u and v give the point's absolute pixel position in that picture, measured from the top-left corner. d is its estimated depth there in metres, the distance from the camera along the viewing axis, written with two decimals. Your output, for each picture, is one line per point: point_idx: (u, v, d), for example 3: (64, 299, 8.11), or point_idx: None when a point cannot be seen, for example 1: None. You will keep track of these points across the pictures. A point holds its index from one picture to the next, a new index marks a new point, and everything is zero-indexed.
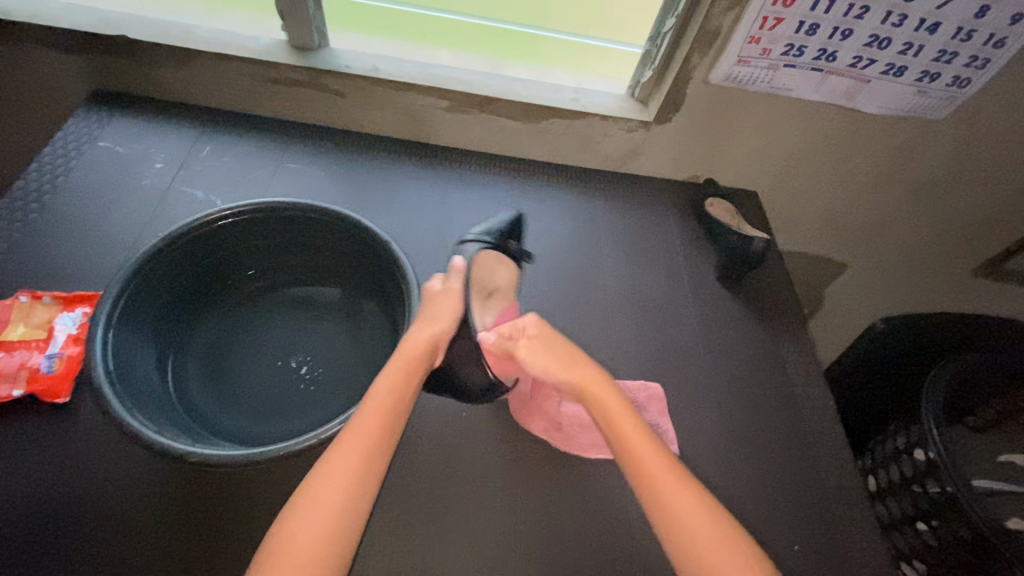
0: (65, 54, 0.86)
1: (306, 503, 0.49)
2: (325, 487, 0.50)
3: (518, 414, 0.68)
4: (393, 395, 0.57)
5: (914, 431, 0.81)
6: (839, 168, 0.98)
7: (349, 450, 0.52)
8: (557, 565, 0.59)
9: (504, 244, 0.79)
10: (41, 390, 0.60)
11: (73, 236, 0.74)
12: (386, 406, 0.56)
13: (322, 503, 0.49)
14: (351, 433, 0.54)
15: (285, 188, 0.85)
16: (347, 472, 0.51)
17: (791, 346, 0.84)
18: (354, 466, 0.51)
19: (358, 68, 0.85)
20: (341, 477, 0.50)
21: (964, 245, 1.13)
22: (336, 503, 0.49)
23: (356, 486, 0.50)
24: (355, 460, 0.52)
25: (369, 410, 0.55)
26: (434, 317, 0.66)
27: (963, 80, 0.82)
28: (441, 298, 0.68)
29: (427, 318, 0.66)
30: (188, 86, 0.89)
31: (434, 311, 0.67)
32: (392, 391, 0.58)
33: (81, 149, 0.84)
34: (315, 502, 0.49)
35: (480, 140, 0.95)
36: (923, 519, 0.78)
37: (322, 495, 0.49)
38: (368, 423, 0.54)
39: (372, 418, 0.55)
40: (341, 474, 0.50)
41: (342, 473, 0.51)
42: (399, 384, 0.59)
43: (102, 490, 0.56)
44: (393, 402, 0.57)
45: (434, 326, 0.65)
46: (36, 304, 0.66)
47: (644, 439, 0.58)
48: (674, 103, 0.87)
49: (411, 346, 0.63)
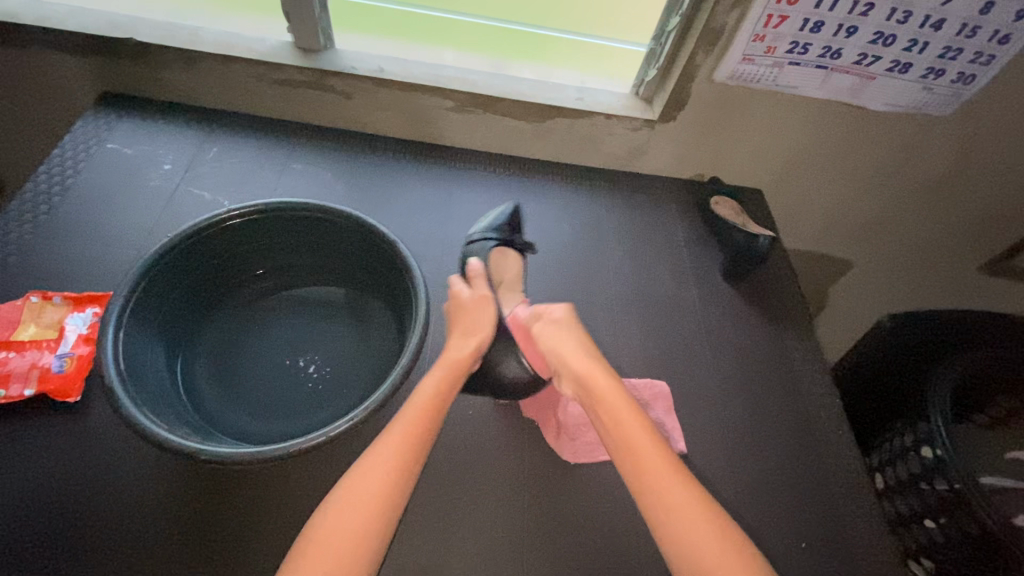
0: (72, 57, 0.87)
1: (348, 492, 0.51)
2: (367, 478, 0.52)
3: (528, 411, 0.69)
4: (437, 394, 0.60)
5: (921, 428, 0.81)
6: (844, 166, 0.98)
7: (392, 444, 0.54)
8: (566, 562, 0.60)
9: (509, 238, 0.80)
10: (52, 389, 0.60)
11: (82, 238, 0.75)
12: (428, 403, 0.58)
13: (363, 493, 0.51)
14: (395, 428, 0.56)
15: (292, 189, 0.86)
16: (386, 465, 0.53)
17: (796, 344, 0.84)
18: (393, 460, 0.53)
19: (363, 68, 0.86)
20: (382, 468, 0.52)
21: (969, 241, 1.13)
22: (376, 493, 0.51)
23: (394, 479, 0.52)
24: (395, 454, 0.53)
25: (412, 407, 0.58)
26: (474, 328, 0.68)
27: (967, 77, 0.82)
28: (477, 306, 0.70)
29: (464, 328, 0.68)
30: (194, 88, 0.90)
31: (472, 322, 0.68)
32: (436, 389, 0.60)
33: (90, 151, 0.84)
34: (351, 500, 0.50)
35: (485, 139, 0.95)
36: (930, 517, 0.78)
37: (363, 487, 0.51)
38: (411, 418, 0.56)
39: (415, 415, 0.57)
40: (381, 466, 0.52)
41: (382, 466, 0.52)
42: (443, 385, 0.61)
43: (114, 488, 0.56)
44: (435, 401, 0.59)
45: (472, 335, 0.67)
46: (46, 305, 0.67)
47: (647, 440, 0.57)
48: (678, 102, 0.87)
49: (457, 353, 0.64)
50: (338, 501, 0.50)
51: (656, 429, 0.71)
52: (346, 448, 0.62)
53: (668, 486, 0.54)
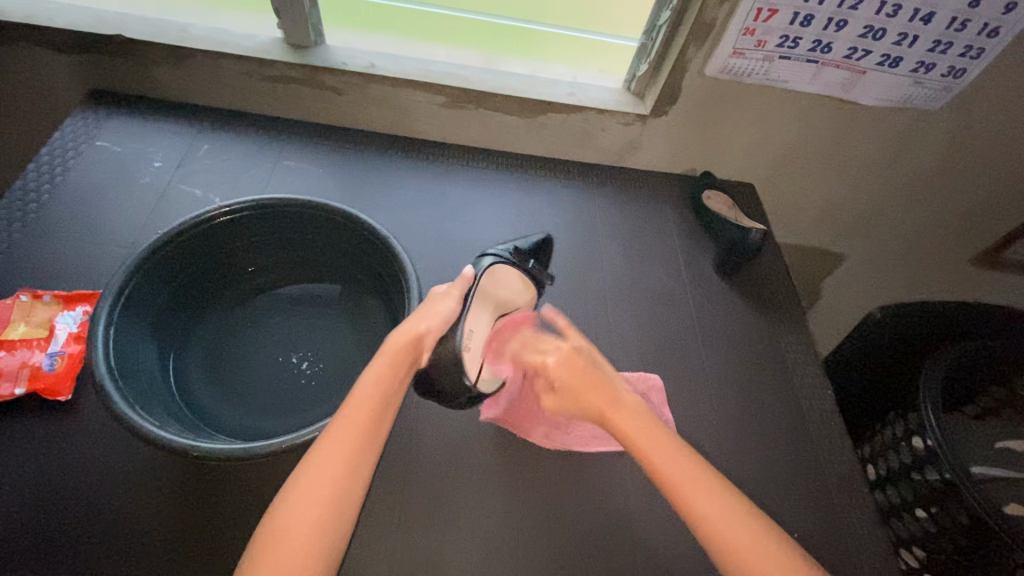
0: (60, 54, 0.86)
1: (294, 504, 0.49)
2: (312, 488, 0.50)
3: (515, 426, 0.68)
4: (380, 388, 0.57)
5: (913, 419, 0.82)
6: (836, 160, 0.98)
7: (336, 448, 0.52)
8: (564, 554, 0.60)
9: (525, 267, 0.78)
10: (43, 388, 0.60)
11: (71, 236, 0.74)
12: (374, 398, 0.56)
13: (310, 503, 0.49)
14: (338, 429, 0.54)
15: (284, 186, 0.85)
16: (335, 472, 0.51)
17: (789, 337, 0.85)
18: (341, 468, 0.51)
19: (354, 65, 0.86)
20: (330, 477, 0.51)
21: (961, 234, 1.13)
22: (323, 503, 0.49)
23: (343, 485, 0.51)
24: (340, 465, 0.52)
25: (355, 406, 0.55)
26: (424, 317, 0.64)
27: (957, 70, 0.82)
28: (440, 302, 0.66)
29: (414, 319, 0.63)
30: (183, 85, 0.90)
31: (425, 311, 0.64)
32: (378, 386, 0.57)
33: (79, 148, 0.84)
34: (301, 501, 0.49)
35: (478, 136, 0.95)
36: (922, 507, 0.79)
37: (309, 498, 0.49)
38: (355, 420, 0.54)
39: (361, 411, 0.55)
40: (327, 473, 0.51)
41: (331, 473, 0.51)
42: (386, 377, 0.58)
43: (105, 487, 0.56)
44: (379, 398, 0.57)
45: (422, 324, 0.63)
46: (36, 304, 0.66)
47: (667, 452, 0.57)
48: (670, 96, 0.87)
49: (396, 343, 0.61)
50: (288, 509, 0.49)
51: None
52: None
53: (692, 480, 0.55)
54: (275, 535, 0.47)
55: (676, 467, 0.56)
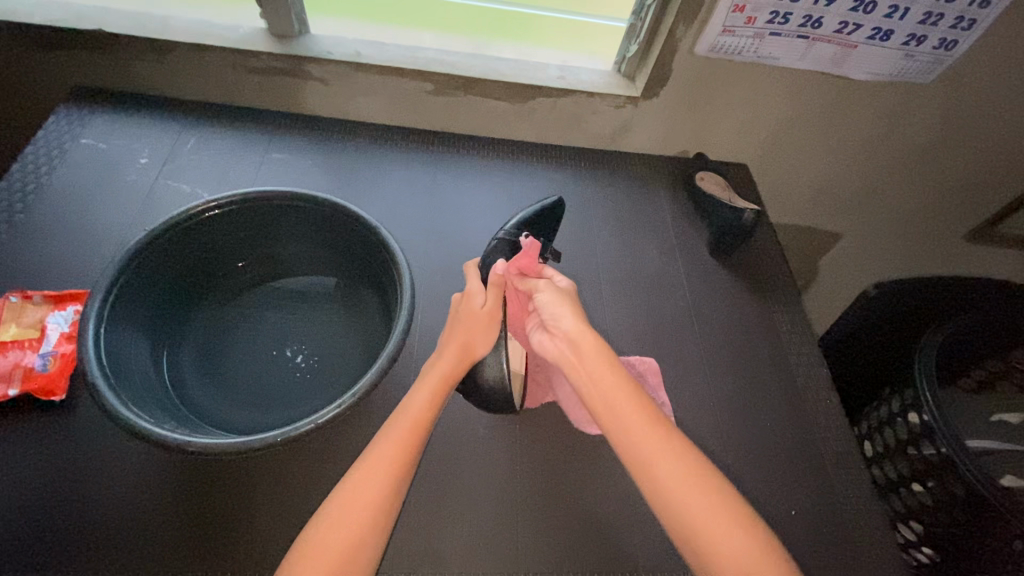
0: (41, 51, 0.85)
1: (330, 520, 0.51)
2: (349, 507, 0.52)
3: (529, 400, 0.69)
4: (427, 412, 0.59)
5: (908, 394, 0.82)
6: (829, 138, 0.98)
7: (376, 466, 0.54)
8: (566, 537, 0.60)
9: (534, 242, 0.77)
10: (37, 388, 0.60)
11: (60, 235, 0.74)
12: (417, 420, 0.58)
13: (342, 521, 0.51)
14: (381, 446, 0.55)
15: (273, 178, 0.84)
16: (373, 488, 0.53)
17: (784, 316, 0.85)
18: (379, 488, 0.53)
19: (340, 53, 0.85)
20: (364, 499, 0.52)
21: (954, 208, 1.13)
22: (358, 520, 0.51)
23: (380, 500, 0.53)
24: (377, 486, 0.53)
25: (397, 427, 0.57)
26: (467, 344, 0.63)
27: (949, 42, 0.82)
28: (477, 323, 0.65)
29: (460, 347, 0.63)
30: (167, 79, 0.88)
31: (467, 339, 0.64)
32: (425, 407, 0.59)
33: (64, 146, 0.83)
34: (336, 522, 0.51)
35: (467, 122, 0.94)
36: (918, 481, 0.80)
37: (346, 513, 0.51)
38: (397, 440, 0.56)
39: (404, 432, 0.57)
40: (362, 492, 0.53)
41: (368, 493, 0.53)
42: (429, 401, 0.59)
43: (103, 487, 0.56)
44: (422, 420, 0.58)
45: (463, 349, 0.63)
46: (26, 304, 0.66)
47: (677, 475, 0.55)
48: (661, 77, 0.86)
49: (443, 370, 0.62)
50: (320, 529, 0.51)
51: None
52: (338, 437, 0.62)
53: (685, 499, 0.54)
54: (310, 547, 0.50)
55: (660, 455, 0.56)
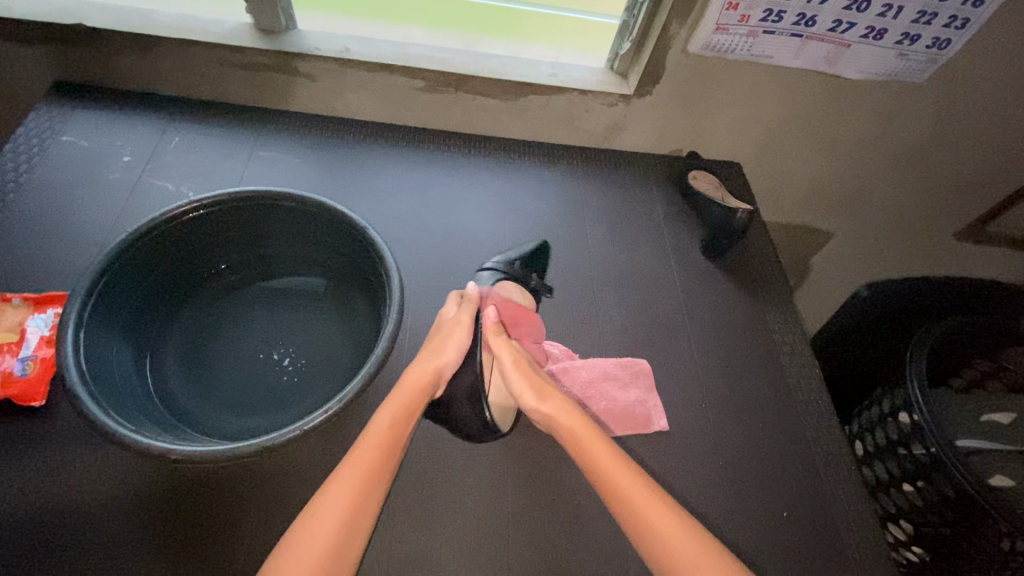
0: (20, 45, 0.83)
1: (297, 551, 0.47)
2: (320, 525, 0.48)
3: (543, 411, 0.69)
4: (396, 429, 0.56)
5: (898, 395, 0.82)
6: (822, 138, 0.98)
7: (344, 489, 0.51)
8: (558, 542, 0.60)
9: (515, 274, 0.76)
10: (16, 393, 0.58)
11: (40, 236, 0.72)
12: (388, 438, 0.55)
13: (314, 543, 0.47)
14: (346, 469, 0.52)
15: (259, 177, 0.83)
16: (341, 508, 0.50)
17: (777, 317, 0.84)
18: (347, 505, 0.50)
19: (328, 49, 0.83)
20: (332, 521, 0.49)
21: (946, 207, 1.13)
22: (326, 546, 0.47)
23: (350, 520, 0.50)
24: (344, 508, 0.50)
25: (364, 451, 0.54)
26: (439, 350, 0.64)
27: (941, 42, 0.81)
28: (449, 331, 0.66)
29: (431, 351, 0.64)
30: (152, 75, 0.86)
31: (440, 343, 0.65)
32: (392, 426, 0.56)
33: (44, 144, 0.81)
34: (303, 552, 0.47)
35: (458, 120, 0.93)
36: (908, 481, 0.80)
37: (315, 538, 0.48)
38: (362, 467, 0.53)
39: (374, 447, 0.54)
40: (332, 515, 0.49)
41: (336, 514, 0.49)
42: (400, 417, 0.58)
43: (83, 496, 0.55)
44: (393, 436, 0.56)
45: (439, 359, 0.63)
46: (5, 307, 0.64)
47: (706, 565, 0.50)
48: (654, 75, 0.85)
49: (416, 381, 0.61)
50: (287, 557, 0.46)
51: (639, 407, 0.72)
52: (325, 443, 0.61)
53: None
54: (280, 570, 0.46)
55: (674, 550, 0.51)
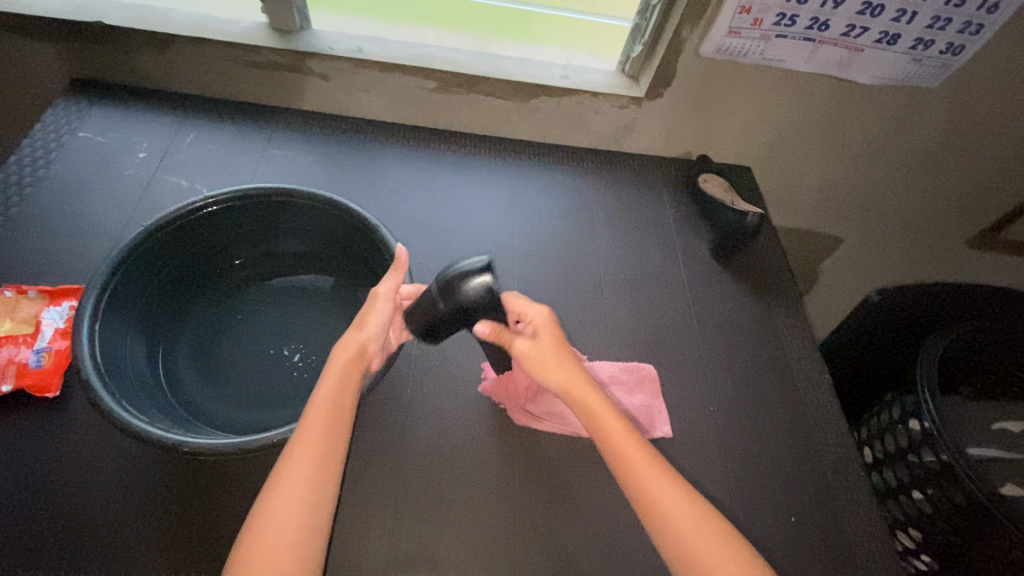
0: (41, 43, 0.84)
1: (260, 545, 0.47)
2: (278, 517, 0.48)
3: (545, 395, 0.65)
4: (336, 403, 0.55)
5: (909, 402, 0.82)
6: (833, 142, 0.97)
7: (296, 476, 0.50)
8: (566, 543, 0.59)
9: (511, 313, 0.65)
10: (30, 385, 0.59)
11: (56, 229, 0.73)
12: (329, 412, 0.54)
13: (278, 533, 0.48)
14: (293, 455, 0.51)
15: (272, 175, 0.83)
16: (297, 493, 0.49)
17: (785, 322, 0.84)
18: (302, 490, 0.50)
19: (341, 49, 0.84)
20: (290, 510, 0.49)
21: (958, 214, 1.13)
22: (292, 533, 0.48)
23: (309, 506, 0.49)
24: (299, 497, 0.49)
25: (307, 430, 0.52)
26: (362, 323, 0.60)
27: (956, 47, 0.81)
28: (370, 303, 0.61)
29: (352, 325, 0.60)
30: (168, 73, 0.87)
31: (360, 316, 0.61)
32: (333, 401, 0.54)
33: (61, 139, 0.82)
34: (266, 543, 0.47)
35: (470, 120, 0.93)
36: (918, 488, 0.79)
37: (273, 531, 0.48)
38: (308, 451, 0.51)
39: (318, 424, 0.53)
40: (293, 498, 0.49)
41: (292, 503, 0.49)
42: (339, 388, 0.56)
43: (93, 488, 0.55)
44: (334, 409, 0.54)
45: (363, 332, 0.60)
46: (20, 299, 0.65)
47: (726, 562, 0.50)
48: (665, 77, 0.85)
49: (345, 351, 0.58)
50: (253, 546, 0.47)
51: (644, 412, 0.71)
52: None
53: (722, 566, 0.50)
54: (250, 557, 0.47)
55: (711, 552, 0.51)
